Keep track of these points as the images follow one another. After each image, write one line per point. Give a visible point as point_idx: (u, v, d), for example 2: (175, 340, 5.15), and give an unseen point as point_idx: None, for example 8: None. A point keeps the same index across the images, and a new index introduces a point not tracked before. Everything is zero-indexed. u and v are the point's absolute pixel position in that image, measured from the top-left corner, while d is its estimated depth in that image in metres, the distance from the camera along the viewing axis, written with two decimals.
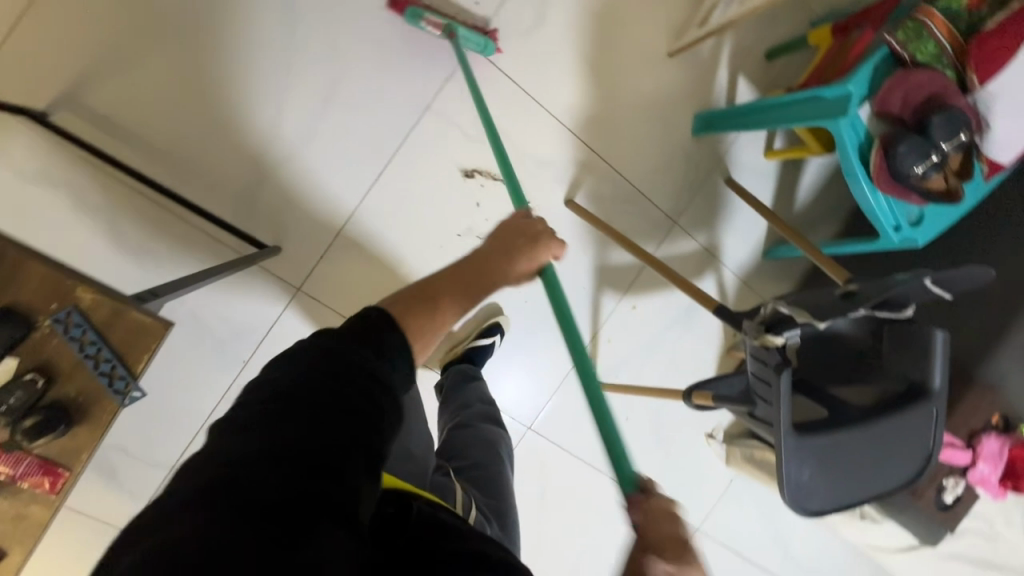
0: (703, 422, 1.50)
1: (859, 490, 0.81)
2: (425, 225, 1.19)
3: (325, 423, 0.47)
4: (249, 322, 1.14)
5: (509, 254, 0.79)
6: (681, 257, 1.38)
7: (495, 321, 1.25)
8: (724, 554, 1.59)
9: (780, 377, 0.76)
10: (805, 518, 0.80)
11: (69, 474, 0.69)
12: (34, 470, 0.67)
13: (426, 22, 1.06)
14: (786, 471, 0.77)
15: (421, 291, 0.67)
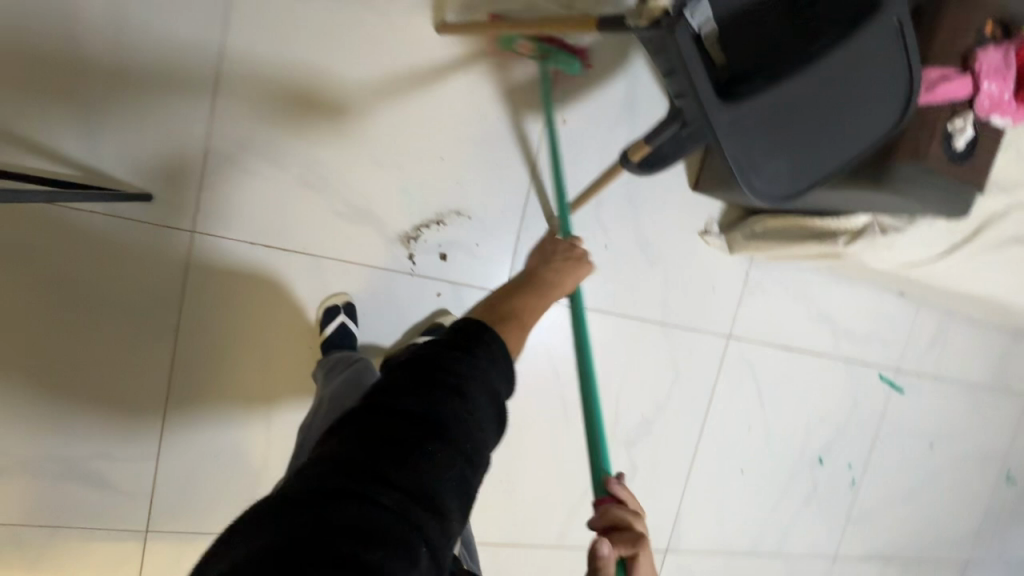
0: (692, 221, 1.34)
1: (823, 153, 0.70)
2: (297, 114, 1.06)
3: (405, 436, 0.50)
4: (161, 286, 1.06)
5: (556, 285, 0.89)
6: (596, 45, 1.19)
7: (438, 321, 1.20)
8: (767, 352, 1.48)
9: (678, 36, 0.62)
10: (768, 207, 0.70)
11: None
12: None
13: (517, 45, 1.09)
14: (728, 152, 0.65)
15: (477, 320, 0.70)
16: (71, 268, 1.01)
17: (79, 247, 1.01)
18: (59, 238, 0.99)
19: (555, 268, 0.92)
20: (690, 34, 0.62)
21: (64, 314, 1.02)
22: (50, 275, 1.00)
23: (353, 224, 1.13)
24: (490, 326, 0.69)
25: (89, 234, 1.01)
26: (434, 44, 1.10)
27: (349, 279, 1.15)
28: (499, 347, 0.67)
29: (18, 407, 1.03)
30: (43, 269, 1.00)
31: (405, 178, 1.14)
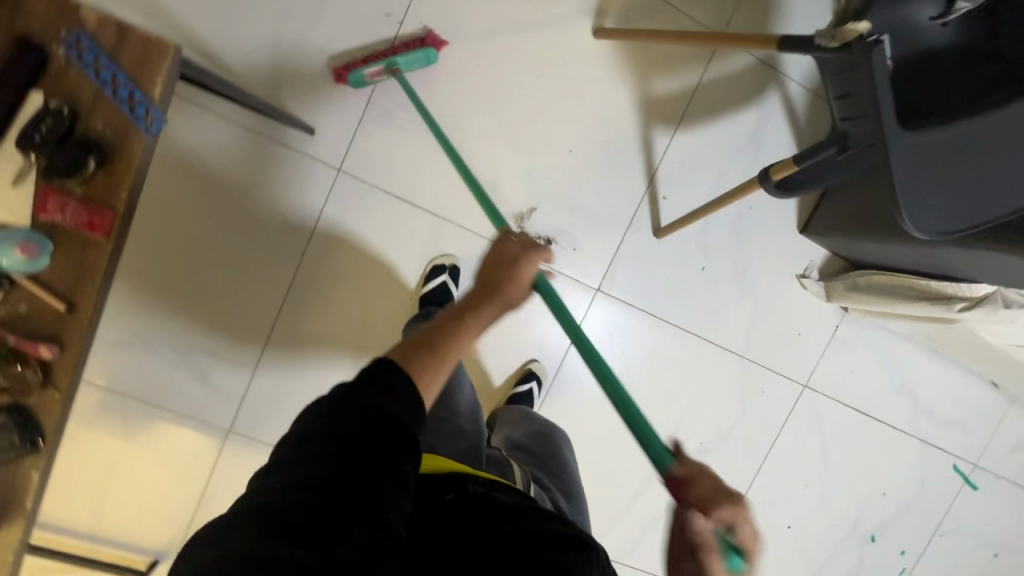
0: (792, 261, 1.34)
1: (1000, 199, 0.72)
2: (452, 82, 1.15)
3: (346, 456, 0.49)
4: (297, 211, 1.16)
5: (496, 288, 0.70)
6: (736, 73, 1.23)
7: (529, 366, 1.30)
8: (840, 411, 1.44)
9: (875, 52, 0.68)
10: (927, 238, 0.72)
11: (115, 215, 0.67)
12: (79, 210, 0.65)
13: (369, 75, 1.08)
14: (898, 172, 0.70)
15: (417, 344, 0.63)
16: (216, 214, 1.13)
17: (224, 196, 1.13)
18: (212, 188, 1.12)
19: (503, 280, 0.70)
20: (883, 51, 0.69)
21: (196, 250, 1.14)
22: (188, 227, 1.13)
23: (475, 194, 1.20)
24: (418, 348, 0.62)
25: (237, 189, 1.13)
26: (587, 45, 1.18)
27: (458, 242, 1.22)
28: (428, 380, 0.60)
29: (154, 293, 1.14)
30: (190, 212, 1.12)
31: (532, 161, 1.20)
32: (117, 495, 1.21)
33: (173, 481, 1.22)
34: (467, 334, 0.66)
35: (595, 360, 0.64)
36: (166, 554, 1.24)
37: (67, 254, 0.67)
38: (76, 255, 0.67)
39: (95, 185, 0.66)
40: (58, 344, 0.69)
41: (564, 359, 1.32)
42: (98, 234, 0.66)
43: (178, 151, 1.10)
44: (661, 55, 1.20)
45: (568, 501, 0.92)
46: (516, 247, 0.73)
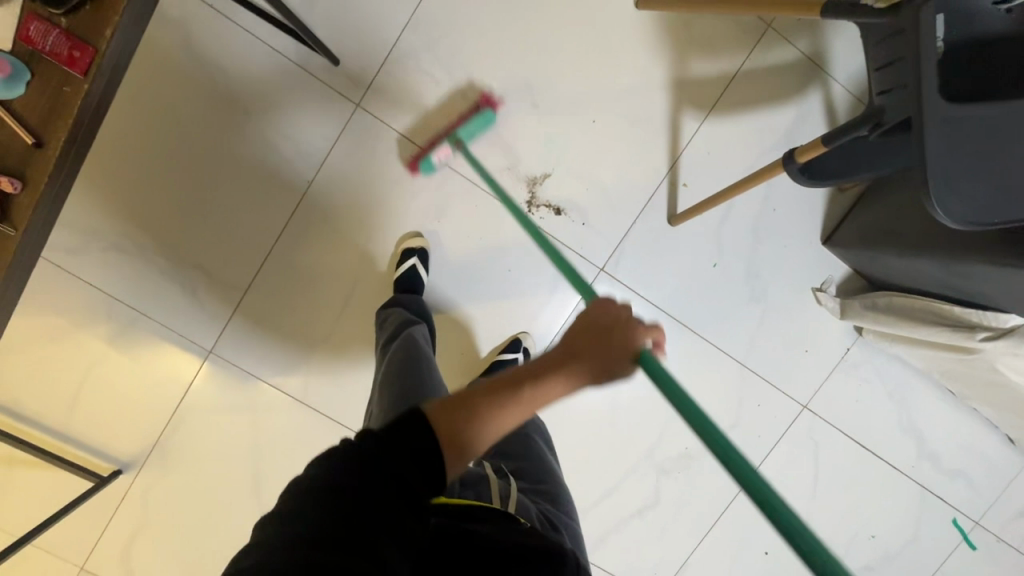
0: (810, 272, 1.27)
1: None
2: (484, 33, 1.13)
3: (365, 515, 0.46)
4: (310, 140, 1.15)
5: (578, 356, 0.58)
6: (779, 66, 1.18)
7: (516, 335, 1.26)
8: (838, 440, 1.36)
9: (931, 12, 0.63)
10: (949, 224, 0.67)
11: (96, 54, 0.61)
12: (59, 37, 0.60)
13: None
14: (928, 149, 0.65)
15: (475, 390, 0.54)
16: (201, 127, 1.12)
17: (212, 111, 1.12)
18: (195, 98, 1.11)
19: (596, 355, 0.58)
20: (935, 16, 0.63)
21: (186, 162, 1.13)
22: (166, 135, 1.12)
23: (490, 150, 1.17)
24: (469, 402, 0.53)
25: (222, 103, 1.12)
26: (628, 14, 1.14)
27: (466, 198, 1.20)
28: (477, 433, 0.52)
29: (156, 201, 1.14)
30: (173, 121, 1.11)
31: (553, 125, 1.17)
32: (91, 397, 1.21)
33: (148, 393, 1.22)
34: (525, 407, 0.55)
35: (685, 405, 0.52)
36: (129, 465, 1.24)
37: (41, 81, 0.62)
38: (54, 83, 0.62)
39: (80, 18, 0.61)
40: (20, 179, 0.61)
41: (556, 336, 1.27)
42: (75, 70, 0.61)
43: (169, 58, 1.09)
44: (702, 36, 1.16)
45: (553, 501, 0.85)
46: (617, 314, 0.60)
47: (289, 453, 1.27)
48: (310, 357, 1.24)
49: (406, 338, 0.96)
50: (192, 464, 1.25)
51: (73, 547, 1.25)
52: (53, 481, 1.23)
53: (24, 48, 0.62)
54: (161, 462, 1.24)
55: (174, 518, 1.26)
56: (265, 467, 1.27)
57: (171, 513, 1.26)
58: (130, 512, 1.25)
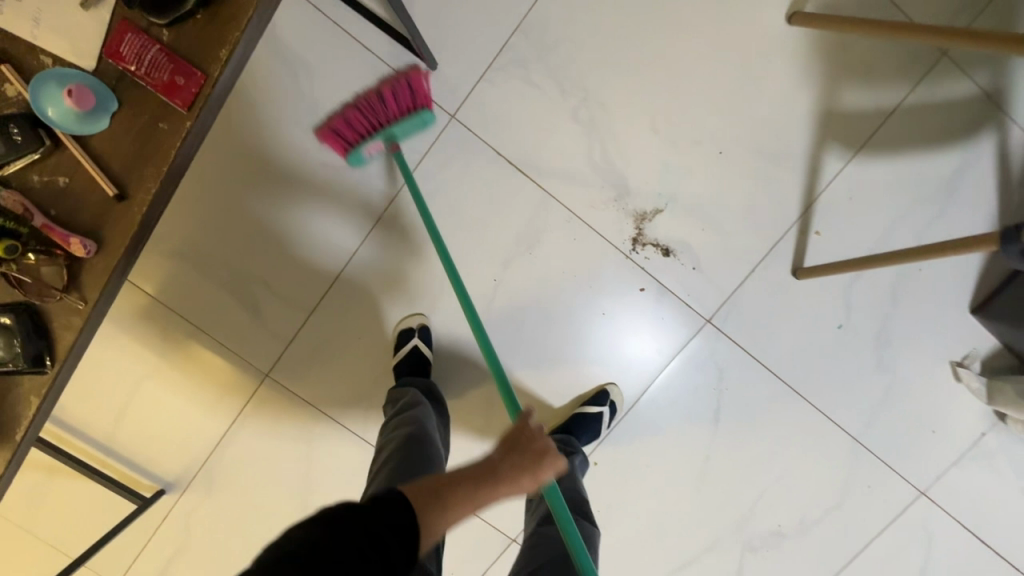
0: (951, 344, 1.09)
1: None
2: (605, 45, 0.98)
3: None
4: (395, 151, 1.01)
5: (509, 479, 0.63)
6: (949, 104, 0.99)
7: (602, 386, 1.12)
8: (958, 537, 1.18)
9: None
10: None
11: (202, 81, 0.57)
12: (163, 64, 0.56)
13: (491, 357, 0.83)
14: None
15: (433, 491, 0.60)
16: (262, 138, 1.01)
17: (274, 125, 1.00)
18: (258, 108, 0.99)
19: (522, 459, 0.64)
20: None
21: (245, 173, 1.02)
22: (225, 145, 1.01)
23: (597, 179, 1.02)
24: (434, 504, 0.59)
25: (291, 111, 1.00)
26: (775, 32, 0.97)
27: (563, 230, 1.04)
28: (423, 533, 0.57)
29: (224, 209, 1.03)
30: (258, 137, 1.01)
31: (672, 155, 1.01)
32: (138, 411, 1.12)
33: (197, 413, 1.12)
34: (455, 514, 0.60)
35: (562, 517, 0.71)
36: (173, 485, 1.15)
37: (171, 126, 0.57)
38: (139, 124, 0.58)
39: (185, 38, 0.57)
40: (95, 240, 0.57)
41: (646, 391, 1.12)
42: (176, 100, 0.56)
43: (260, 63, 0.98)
44: (861, 61, 0.98)
45: None
46: (541, 442, 0.66)
47: (341, 491, 1.16)
48: (375, 390, 1.12)
49: (410, 417, 0.92)
50: (238, 491, 1.16)
51: (110, 565, 1.18)
52: (93, 495, 1.15)
53: (129, 68, 0.58)
54: (205, 487, 1.15)
55: (215, 546, 1.18)
56: (316, 503, 1.17)
57: (212, 541, 1.18)
58: (170, 534, 1.17)
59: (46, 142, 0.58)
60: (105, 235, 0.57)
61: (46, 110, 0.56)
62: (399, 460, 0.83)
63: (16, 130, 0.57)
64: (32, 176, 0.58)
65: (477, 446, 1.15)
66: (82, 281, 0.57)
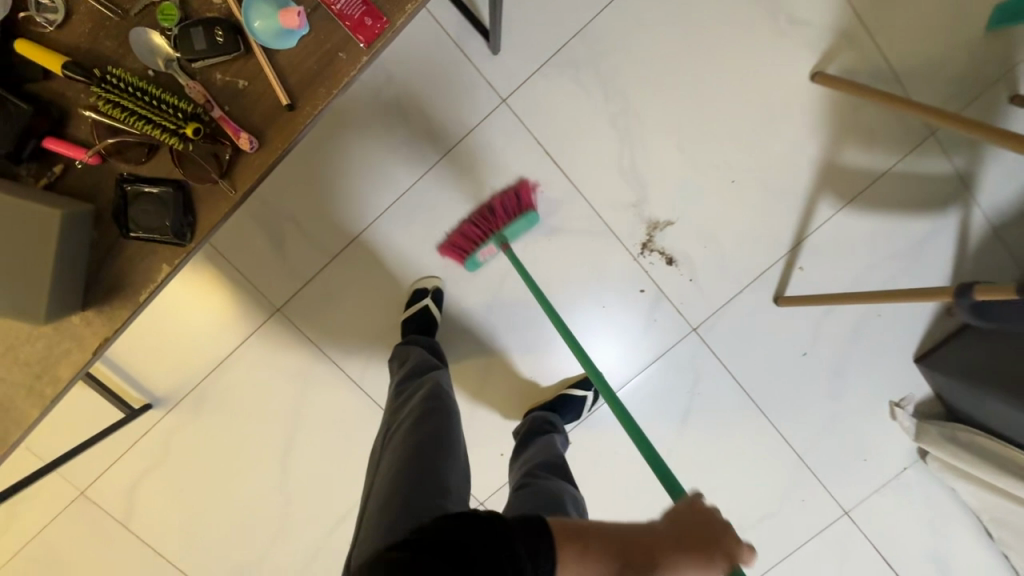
0: (893, 385, 1.25)
1: None
2: (651, 67, 1.08)
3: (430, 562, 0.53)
4: (446, 122, 1.09)
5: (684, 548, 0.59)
6: (928, 178, 1.15)
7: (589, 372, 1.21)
8: (868, 557, 1.33)
9: None
10: None
11: (386, 29, 0.60)
12: (358, 6, 0.59)
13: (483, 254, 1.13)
14: None
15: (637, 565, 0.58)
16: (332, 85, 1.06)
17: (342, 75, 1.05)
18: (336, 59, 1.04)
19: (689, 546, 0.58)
20: None
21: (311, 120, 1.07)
22: None
23: (621, 183, 1.12)
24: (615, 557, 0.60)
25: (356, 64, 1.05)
26: (799, 85, 1.10)
27: (582, 223, 1.14)
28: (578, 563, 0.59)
29: None
30: None
31: (690, 175, 1.12)
32: (143, 323, 1.14)
33: (202, 335, 1.16)
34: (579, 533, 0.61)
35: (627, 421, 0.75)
36: (162, 401, 1.18)
37: (349, 56, 0.60)
38: (320, 51, 0.61)
39: None
40: (258, 139, 0.61)
41: (628, 384, 1.23)
42: (361, 37, 0.60)
43: None
44: (865, 125, 1.12)
45: None
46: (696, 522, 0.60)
47: (327, 432, 1.21)
48: (380, 342, 1.18)
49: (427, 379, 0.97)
50: (226, 418, 1.19)
51: (80, 471, 1.20)
52: (79, 401, 1.16)
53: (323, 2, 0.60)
54: (195, 408, 1.19)
55: (194, 466, 1.21)
56: (300, 439, 1.21)
57: (191, 461, 1.21)
58: (150, 447, 1.20)
59: (241, 47, 0.61)
60: (267, 135, 0.61)
61: (252, 21, 0.60)
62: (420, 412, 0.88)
63: (220, 32, 0.61)
64: (215, 75, 0.62)
65: (465, 409, 1.22)
66: (240, 173, 0.61)
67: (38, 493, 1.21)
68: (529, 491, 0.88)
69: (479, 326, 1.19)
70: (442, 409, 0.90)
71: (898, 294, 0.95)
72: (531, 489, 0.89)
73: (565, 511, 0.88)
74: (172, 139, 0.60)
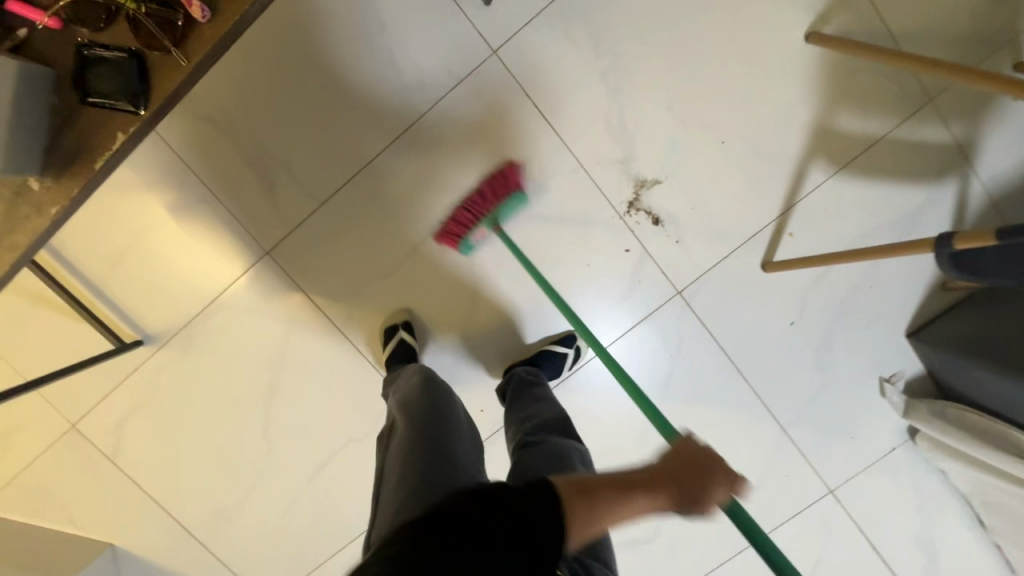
0: (884, 361, 1.22)
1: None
2: (642, 23, 1.08)
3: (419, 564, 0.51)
4: (438, 72, 1.10)
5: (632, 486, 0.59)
6: (924, 146, 1.13)
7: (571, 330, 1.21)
8: (854, 539, 1.30)
9: None
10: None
11: None
12: None
13: None
14: None
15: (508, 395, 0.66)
16: (325, 29, 1.08)
17: (336, 20, 1.07)
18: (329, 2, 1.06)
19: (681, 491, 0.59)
20: None
21: (301, 62, 1.09)
22: (292, 30, 1.08)
23: (609, 140, 1.12)
24: None
25: (349, 10, 1.07)
26: (793, 46, 1.09)
27: (570, 179, 1.14)
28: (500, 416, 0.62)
29: (269, 91, 1.10)
30: (322, 31, 1.08)
31: (680, 134, 1.12)
32: (136, 261, 1.17)
33: (191, 275, 1.18)
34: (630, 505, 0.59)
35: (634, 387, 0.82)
36: (152, 339, 1.21)
37: None
38: None
39: None
40: (210, 10, 0.63)
41: (612, 346, 1.22)
42: None
43: None
44: (859, 89, 1.10)
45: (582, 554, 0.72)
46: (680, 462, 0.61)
47: (310, 379, 1.23)
48: (365, 292, 1.20)
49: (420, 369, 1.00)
50: (213, 359, 1.22)
51: (72, 404, 1.24)
52: (72, 334, 1.19)
53: None
54: (183, 347, 1.21)
55: (180, 405, 1.24)
56: (284, 383, 1.23)
57: (178, 399, 1.24)
58: (139, 384, 1.23)
59: None
60: (216, 12, 0.63)
61: None
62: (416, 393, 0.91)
63: None
64: None
65: (448, 362, 1.23)
66: (190, 46, 0.64)
67: (30, 424, 1.25)
68: (534, 449, 0.88)
69: (463, 279, 1.19)
70: (436, 388, 0.92)
71: (882, 252, 0.93)
72: (535, 450, 0.89)
73: (569, 464, 0.86)
74: (139, 7, 0.64)
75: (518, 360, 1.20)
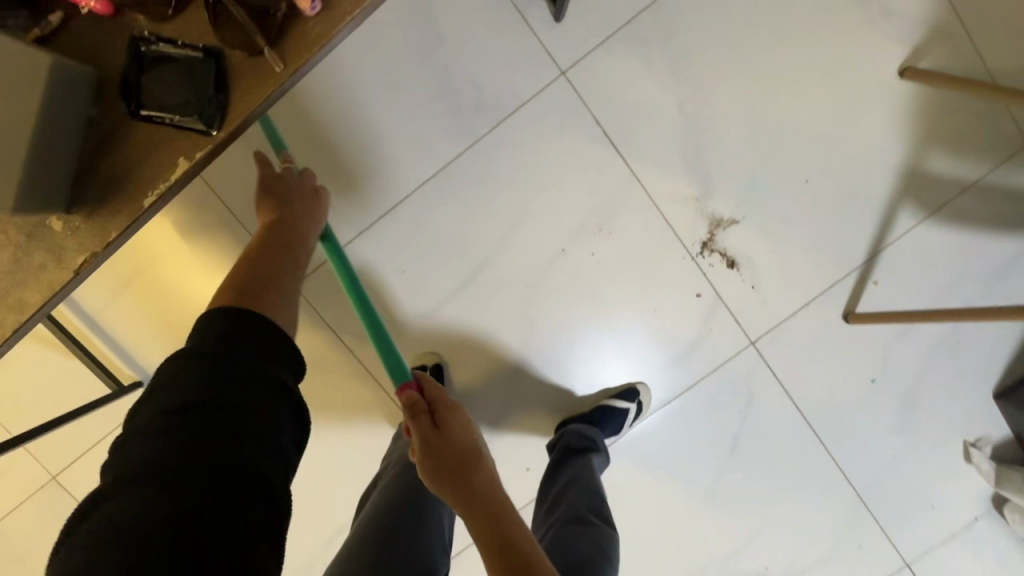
0: (969, 423, 1.12)
1: None
2: (725, 49, 0.99)
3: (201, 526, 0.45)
4: (498, 91, 0.99)
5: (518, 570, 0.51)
6: (1019, 193, 1.04)
7: (632, 384, 1.08)
8: None
9: None
10: None
11: None
12: None
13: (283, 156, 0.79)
14: None
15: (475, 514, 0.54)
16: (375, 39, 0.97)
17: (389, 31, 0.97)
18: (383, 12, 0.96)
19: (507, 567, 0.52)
20: None
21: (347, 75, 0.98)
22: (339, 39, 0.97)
23: (682, 174, 1.02)
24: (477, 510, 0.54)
25: (405, 20, 0.96)
26: (886, 80, 1.00)
27: (638, 214, 1.03)
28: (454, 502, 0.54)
29: (309, 106, 0.98)
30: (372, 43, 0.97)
31: (761, 170, 1.02)
32: (140, 291, 1.02)
33: (204, 309, 1.04)
34: None
35: None
36: None
37: None
38: None
39: None
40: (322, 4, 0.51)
41: (676, 398, 1.10)
42: None
43: None
44: (954, 129, 1.02)
45: None
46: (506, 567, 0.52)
47: (330, 430, 1.09)
48: (402, 332, 1.06)
49: (422, 420, 0.97)
50: None
51: (52, 452, 1.07)
52: (59, 373, 1.03)
53: None
54: None
55: None
56: None
57: None
58: None
59: None
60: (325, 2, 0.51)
61: None
62: (406, 451, 0.89)
63: None
64: None
65: (492, 413, 1.10)
66: (290, 43, 0.51)
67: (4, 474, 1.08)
68: (557, 544, 0.83)
69: (513, 322, 1.07)
70: None
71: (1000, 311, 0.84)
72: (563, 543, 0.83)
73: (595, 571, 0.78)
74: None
75: (568, 417, 1.07)
